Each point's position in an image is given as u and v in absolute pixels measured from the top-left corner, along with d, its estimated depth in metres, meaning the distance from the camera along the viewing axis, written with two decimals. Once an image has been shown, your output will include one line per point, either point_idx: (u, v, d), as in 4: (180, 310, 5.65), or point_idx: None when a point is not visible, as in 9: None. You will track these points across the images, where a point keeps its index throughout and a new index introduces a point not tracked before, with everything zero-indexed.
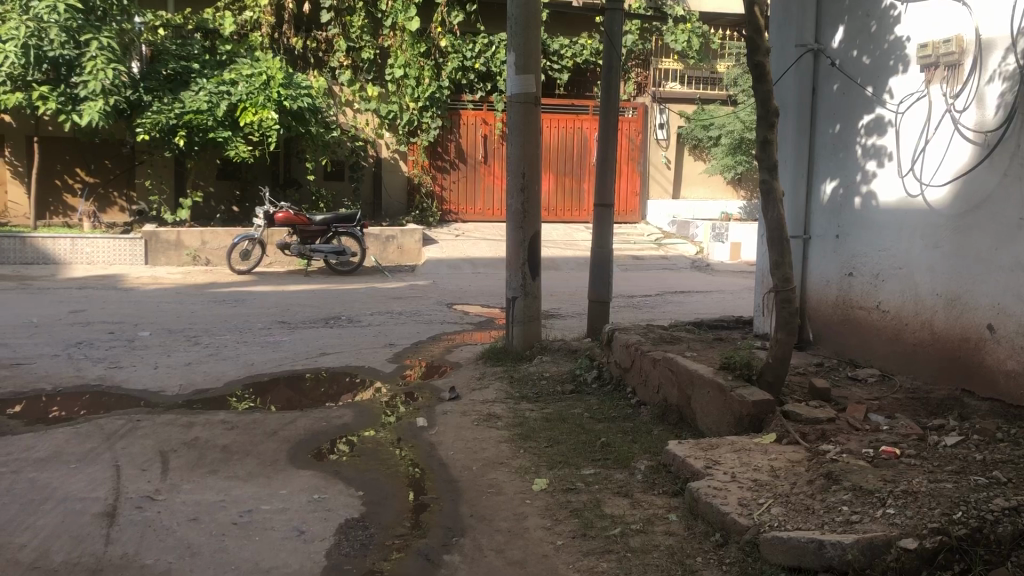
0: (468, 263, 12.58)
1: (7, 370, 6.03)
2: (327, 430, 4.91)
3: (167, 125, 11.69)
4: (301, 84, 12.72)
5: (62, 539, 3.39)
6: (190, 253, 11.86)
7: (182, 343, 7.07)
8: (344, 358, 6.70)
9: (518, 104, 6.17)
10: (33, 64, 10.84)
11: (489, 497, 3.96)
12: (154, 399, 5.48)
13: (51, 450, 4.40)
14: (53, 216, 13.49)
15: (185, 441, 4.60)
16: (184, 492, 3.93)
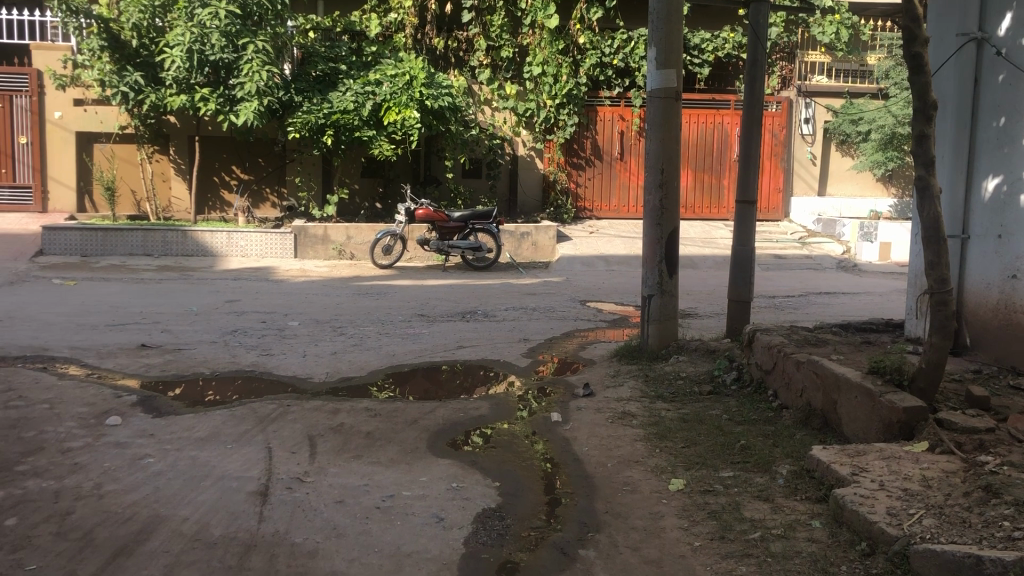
0: (603, 261, 12.54)
1: (171, 354, 6.46)
2: (464, 421, 5.02)
3: (316, 124, 12.23)
4: (441, 83, 12.96)
5: (221, 515, 3.61)
6: (336, 247, 12.35)
7: (328, 333, 7.37)
8: (481, 352, 6.82)
9: (658, 99, 6.09)
10: (196, 68, 11.55)
11: (625, 494, 3.95)
12: (302, 386, 5.74)
13: (210, 430, 4.68)
14: (211, 211, 14.32)
15: (332, 427, 4.80)
16: (331, 475, 4.11)
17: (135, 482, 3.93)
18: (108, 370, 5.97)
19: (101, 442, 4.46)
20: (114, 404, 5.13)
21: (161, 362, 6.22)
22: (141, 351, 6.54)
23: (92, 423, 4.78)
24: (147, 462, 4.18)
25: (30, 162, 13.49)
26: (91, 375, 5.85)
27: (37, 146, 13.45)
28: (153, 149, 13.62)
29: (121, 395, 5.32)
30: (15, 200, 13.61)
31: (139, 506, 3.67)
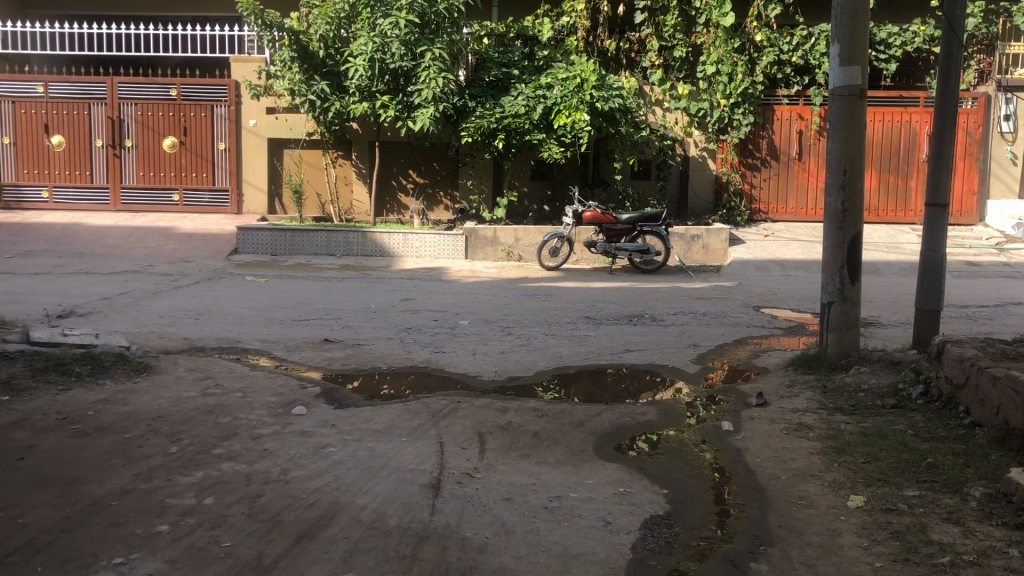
0: (778, 265, 12.12)
1: (351, 349, 6.79)
2: (631, 426, 4.99)
3: (488, 128, 12.51)
4: (612, 85, 12.92)
5: (396, 505, 3.75)
6: (504, 249, 12.57)
7: (497, 332, 7.51)
8: (648, 356, 6.76)
9: (841, 97, 5.83)
10: (377, 76, 12.08)
11: (800, 508, 3.80)
12: (473, 383, 5.88)
13: (386, 423, 4.87)
14: (389, 213, 14.92)
15: (500, 425, 4.89)
16: (499, 472, 4.18)
17: (318, 469, 4.15)
18: (294, 362, 6.34)
19: (288, 430, 4.74)
20: (299, 395, 5.44)
21: (342, 356, 6.54)
22: (324, 345, 6.90)
23: (279, 411, 5.09)
24: (328, 451, 4.40)
25: (227, 167, 14.52)
26: (279, 366, 6.23)
27: (233, 152, 14.44)
28: (336, 154, 14.34)
29: (306, 386, 5.63)
30: (213, 203, 14.67)
31: (321, 492, 3.87)
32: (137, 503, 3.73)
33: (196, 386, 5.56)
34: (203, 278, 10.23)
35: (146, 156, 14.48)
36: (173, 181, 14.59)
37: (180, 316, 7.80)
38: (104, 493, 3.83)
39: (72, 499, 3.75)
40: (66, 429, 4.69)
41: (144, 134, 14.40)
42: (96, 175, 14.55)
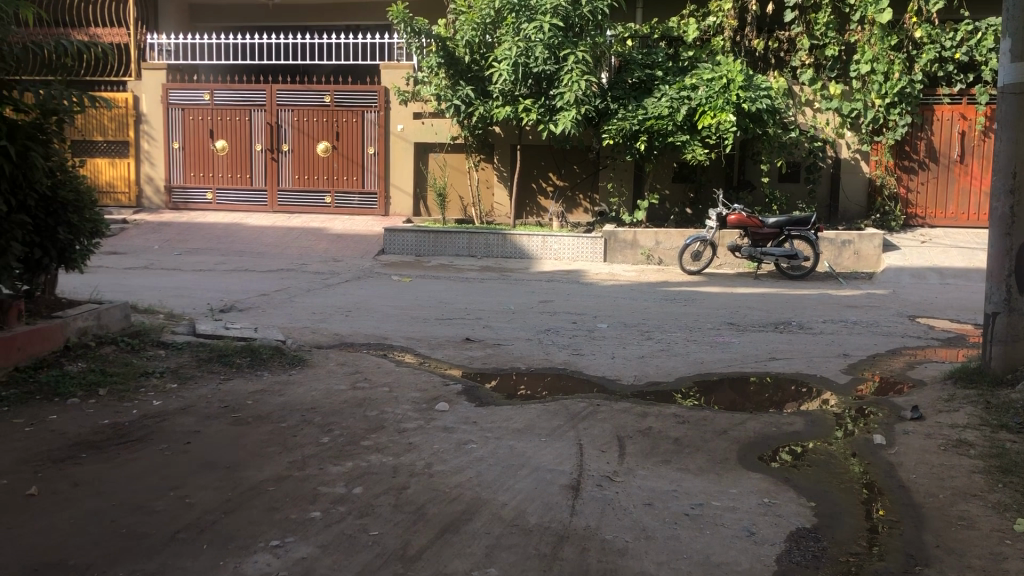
0: (936, 273, 11.49)
1: (491, 348, 6.89)
2: (775, 435, 4.85)
3: (630, 130, 12.46)
4: (760, 85, 12.60)
5: (536, 504, 3.79)
6: (645, 252, 12.45)
7: (637, 337, 7.45)
8: (795, 365, 6.55)
9: (1010, 96, 5.49)
10: (521, 80, 12.23)
11: (960, 530, 3.60)
12: (612, 386, 5.86)
13: (526, 423, 4.92)
14: (529, 216, 15.08)
15: (640, 430, 4.85)
16: (639, 477, 4.15)
17: (460, 465, 4.24)
18: (438, 360, 6.50)
19: (431, 425, 4.87)
20: (442, 391, 5.57)
21: (483, 356, 6.66)
22: (466, 344, 7.04)
23: (424, 407, 5.23)
24: (471, 447, 4.49)
25: (376, 170, 15.04)
26: (422, 363, 6.40)
27: (382, 156, 14.94)
28: (479, 158, 14.61)
29: (448, 383, 5.76)
30: (362, 205, 15.24)
31: (463, 488, 3.95)
32: (292, 489, 3.92)
33: (346, 379, 5.79)
34: (351, 277, 10.63)
35: (300, 160, 15.16)
36: (325, 185, 15.23)
37: (331, 313, 8.13)
38: (261, 478, 4.04)
39: (233, 483, 3.98)
40: (227, 417, 4.98)
41: (299, 139, 15.08)
42: (255, 178, 15.37)
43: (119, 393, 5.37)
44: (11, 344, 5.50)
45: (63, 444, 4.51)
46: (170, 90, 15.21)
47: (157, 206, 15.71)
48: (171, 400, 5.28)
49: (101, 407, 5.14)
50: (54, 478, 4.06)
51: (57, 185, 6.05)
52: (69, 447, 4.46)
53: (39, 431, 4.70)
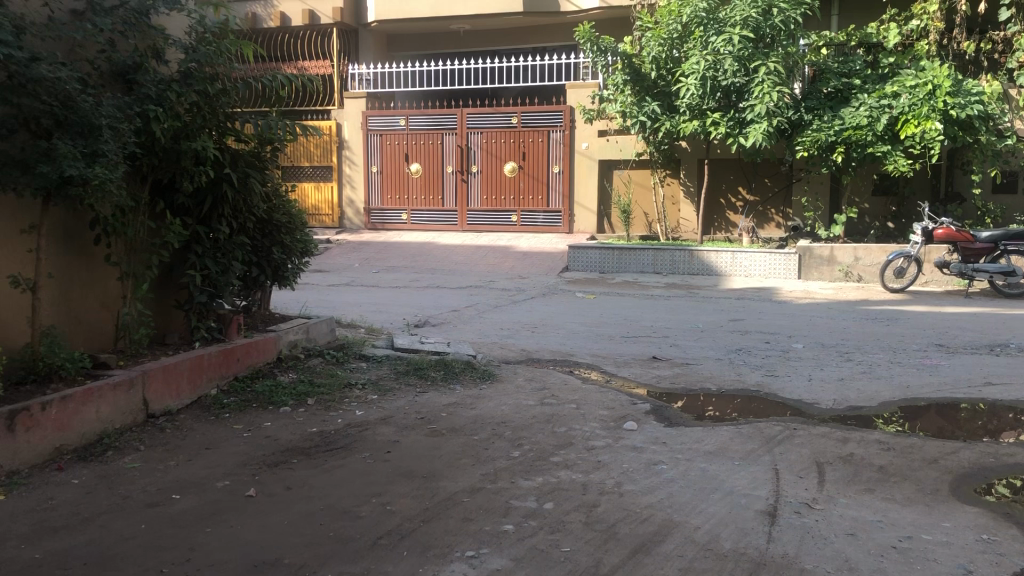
0: None
1: (680, 367, 6.80)
2: (994, 467, 4.49)
3: (826, 142, 11.97)
4: (971, 90, 11.75)
5: (731, 528, 3.69)
6: (843, 269, 11.88)
7: (835, 358, 7.12)
8: (1015, 391, 6.03)
9: None
10: (709, 94, 12.04)
11: None
12: (807, 410, 5.62)
13: (718, 445, 4.81)
14: (717, 231, 14.87)
15: (841, 456, 4.63)
16: (841, 505, 3.96)
17: (650, 485, 4.19)
18: (625, 378, 6.48)
19: (621, 444, 4.86)
20: (630, 410, 5.54)
21: (672, 375, 6.57)
22: (654, 362, 6.97)
23: (612, 425, 5.22)
24: (661, 468, 4.44)
25: (561, 188, 15.21)
26: (609, 381, 6.40)
27: (567, 174, 15.10)
28: (665, 174, 14.46)
29: (637, 402, 5.72)
30: (548, 223, 15.47)
31: (655, 509, 3.91)
32: (485, 502, 4.02)
33: (535, 395, 5.88)
34: (538, 294, 10.80)
35: (488, 180, 15.58)
36: (512, 204, 15.58)
37: (519, 329, 8.30)
38: (456, 489, 4.17)
39: (430, 493, 4.13)
40: (423, 428, 5.17)
41: (488, 160, 15.51)
42: (446, 199, 15.94)
43: (325, 403, 5.71)
44: (232, 354, 5.97)
45: (277, 450, 4.84)
46: (370, 117, 16.06)
47: (357, 227, 16.62)
48: (371, 411, 5.55)
49: (310, 416, 5.48)
50: (269, 481, 4.36)
51: (271, 209, 6.54)
52: (282, 452, 4.78)
53: (256, 437, 5.08)
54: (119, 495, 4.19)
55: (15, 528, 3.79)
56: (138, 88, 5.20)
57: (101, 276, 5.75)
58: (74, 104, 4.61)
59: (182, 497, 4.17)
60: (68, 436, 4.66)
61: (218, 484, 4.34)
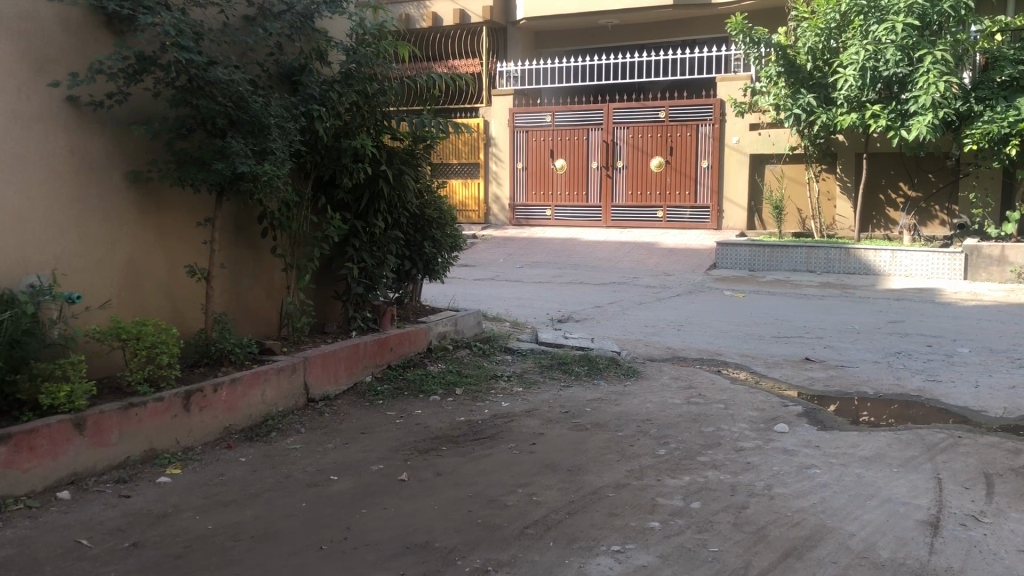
0: None
1: (834, 370, 6.56)
2: None
3: (998, 134, 11.25)
4: None
5: (889, 537, 3.55)
6: (1015, 270, 11.05)
7: (1006, 364, 6.68)
8: None
9: None
10: (869, 85, 11.52)
11: None
12: (974, 418, 5.31)
13: (875, 451, 4.62)
14: (875, 229, 14.16)
15: (1012, 467, 4.35)
16: (1012, 519, 3.73)
17: (802, 489, 4.08)
18: (774, 378, 6.31)
19: (771, 446, 4.74)
20: (780, 412, 5.40)
21: (825, 377, 6.35)
22: (806, 364, 6.76)
23: (762, 426, 5.10)
24: (814, 472, 4.30)
25: (710, 184, 14.93)
26: (759, 382, 6.25)
27: (715, 169, 14.81)
28: (820, 168, 13.96)
29: (788, 404, 5.57)
30: (695, 219, 15.20)
31: (806, 513, 3.80)
32: (631, 498, 4.02)
33: (681, 393, 5.82)
34: (683, 291, 10.66)
35: (634, 176, 15.47)
36: (658, 199, 15.40)
37: (664, 326, 8.23)
38: (602, 484, 4.19)
39: (576, 486, 4.17)
40: (568, 422, 5.22)
41: (634, 155, 15.40)
42: (591, 195, 15.93)
43: (472, 394, 5.85)
44: (386, 344, 6.20)
45: (427, 437, 5.00)
46: (517, 114, 16.26)
47: (502, 223, 16.86)
48: (517, 403, 5.64)
49: (458, 405, 5.62)
50: (420, 466, 4.51)
51: (424, 204, 6.73)
52: (432, 439, 4.94)
53: (407, 424, 5.26)
54: (283, 474, 4.44)
55: (191, 499, 4.08)
56: (302, 88, 5.45)
57: (267, 267, 6.10)
58: (246, 105, 4.87)
59: (339, 478, 4.37)
60: (237, 416, 4.97)
61: (372, 467, 4.52)
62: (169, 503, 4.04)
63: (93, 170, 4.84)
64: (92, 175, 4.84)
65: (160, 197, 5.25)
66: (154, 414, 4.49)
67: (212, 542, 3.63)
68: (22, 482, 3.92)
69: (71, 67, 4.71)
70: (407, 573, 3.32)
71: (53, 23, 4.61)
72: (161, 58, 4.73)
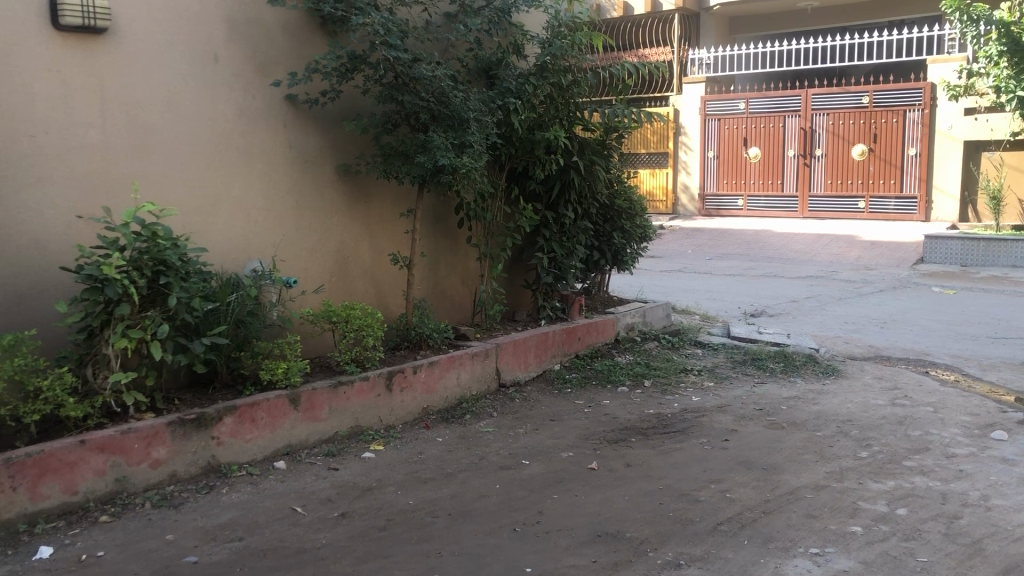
0: None
1: None
2: None
3: None
4: None
5: None
6: None
7: None
8: None
9: None
10: None
11: None
12: None
13: None
14: None
15: None
16: None
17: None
18: (990, 382, 5.87)
19: (987, 454, 4.41)
20: (997, 418, 5.01)
21: None
22: None
23: (977, 433, 4.75)
24: None
25: (918, 173, 14.05)
26: (973, 385, 5.83)
27: (925, 156, 13.91)
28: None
29: (1006, 410, 5.15)
30: (900, 210, 14.34)
31: None
32: (831, 500, 3.86)
33: (885, 394, 5.52)
34: (886, 287, 10.09)
35: (834, 164, 14.78)
36: (860, 189, 14.62)
37: (865, 323, 7.82)
38: (798, 484, 4.05)
39: (772, 485, 4.06)
40: (763, 419, 5.08)
41: (834, 143, 14.69)
42: (786, 184, 15.35)
43: (662, 386, 5.81)
44: (574, 333, 6.27)
45: (617, 427, 5.01)
46: (709, 102, 15.91)
47: (691, 213, 16.60)
48: (708, 398, 5.55)
49: (647, 398, 5.60)
50: (610, 456, 4.54)
51: (614, 195, 6.74)
52: (621, 430, 4.95)
53: (596, 413, 5.29)
54: (477, 455, 4.59)
55: (393, 475, 4.30)
56: (500, 83, 5.59)
57: (462, 256, 6.31)
58: (447, 100, 5.03)
59: (531, 463, 4.47)
60: (434, 398, 5.18)
61: (563, 454, 4.59)
62: (373, 477, 4.27)
63: (309, 163, 5.18)
64: (307, 168, 5.17)
65: (366, 189, 5.55)
66: (359, 393, 4.76)
67: (413, 517, 3.81)
68: (245, 451, 4.26)
69: (290, 67, 5.05)
70: (600, 560, 3.36)
71: (276, 27, 4.96)
72: (371, 57, 4.97)
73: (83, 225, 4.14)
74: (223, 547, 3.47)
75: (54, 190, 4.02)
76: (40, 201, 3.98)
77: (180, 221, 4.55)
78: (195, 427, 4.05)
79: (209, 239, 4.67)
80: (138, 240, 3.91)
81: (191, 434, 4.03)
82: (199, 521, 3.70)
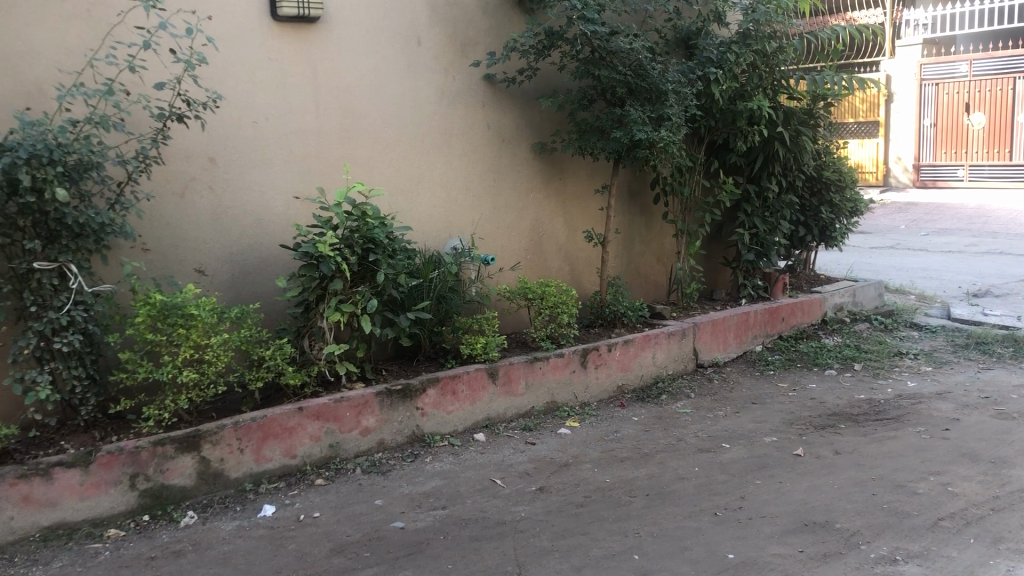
0: None
1: None
2: None
3: None
4: None
5: None
6: None
7: None
8: None
9: None
10: None
11: None
12: None
13: None
14: None
15: None
16: None
17: None
18: None
19: None
20: None
21: None
22: None
23: None
24: None
25: None
26: None
27: None
28: None
29: None
30: None
31: None
32: None
33: None
34: None
35: None
36: None
37: None
38: None
39: (1001, 480, 3.72)
40: (989, 409, 4.66)
41: None
42: (1016, 153, 14.07)
43: (874, 370, 5.47)
44: (778, 313, 6.02)
45: (824, 413, 4.76)
46: (926, 66, 14.75)
47: (905, 185, 15.65)
48: (926, 384, 5.17)
49: (857, 382, 5.29)
50: (817, 443, 4.32)
51: (821, 167, 6.41)
52: (829, 415, 4.70)
53: (801, 397, 5.06)
54: (675, 436, 4.50)
55: (589, 452, 4.29)
56: (700, 53, 5.36)
57: (658, 233, 6.19)
58: (645, 73, 4.92)
59: (732, 446, 4.33)
60: (629, 376, 5.13)
61: (766, 439, 4.41)
62: (571, 453, 4.29)
63: (507, 142, 5.24)
64: (505, 147, 5.24)
65: (562, 165, 5.56)
66: (555, 369, 4.79)
67: (610, 495, 3.78)
68: (447, 422, 4.39)
69: (488, 47, 5.12)
70: (807, 550, 3.20)
71: (475, 8, 5.04)
72: (568, 33, 4.92)
73: (299, 205, 4.39)
74: (428, 515, 3.59)
75: (273, 172, 4.28)
76: (261, 183, 4.24)
77: (387, 201, 4.72)
78: (401, 398, 4.21)
79: (413, 218, 4.83)
80: (349, 219, 4.10)
81: (398, 404, 4.20)
82: (406, 488, 3.85)
